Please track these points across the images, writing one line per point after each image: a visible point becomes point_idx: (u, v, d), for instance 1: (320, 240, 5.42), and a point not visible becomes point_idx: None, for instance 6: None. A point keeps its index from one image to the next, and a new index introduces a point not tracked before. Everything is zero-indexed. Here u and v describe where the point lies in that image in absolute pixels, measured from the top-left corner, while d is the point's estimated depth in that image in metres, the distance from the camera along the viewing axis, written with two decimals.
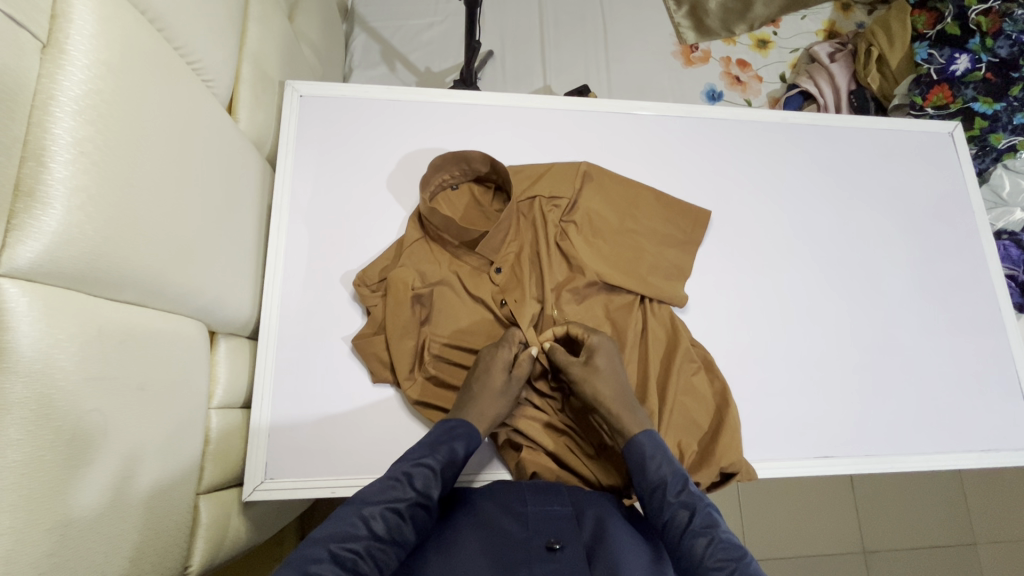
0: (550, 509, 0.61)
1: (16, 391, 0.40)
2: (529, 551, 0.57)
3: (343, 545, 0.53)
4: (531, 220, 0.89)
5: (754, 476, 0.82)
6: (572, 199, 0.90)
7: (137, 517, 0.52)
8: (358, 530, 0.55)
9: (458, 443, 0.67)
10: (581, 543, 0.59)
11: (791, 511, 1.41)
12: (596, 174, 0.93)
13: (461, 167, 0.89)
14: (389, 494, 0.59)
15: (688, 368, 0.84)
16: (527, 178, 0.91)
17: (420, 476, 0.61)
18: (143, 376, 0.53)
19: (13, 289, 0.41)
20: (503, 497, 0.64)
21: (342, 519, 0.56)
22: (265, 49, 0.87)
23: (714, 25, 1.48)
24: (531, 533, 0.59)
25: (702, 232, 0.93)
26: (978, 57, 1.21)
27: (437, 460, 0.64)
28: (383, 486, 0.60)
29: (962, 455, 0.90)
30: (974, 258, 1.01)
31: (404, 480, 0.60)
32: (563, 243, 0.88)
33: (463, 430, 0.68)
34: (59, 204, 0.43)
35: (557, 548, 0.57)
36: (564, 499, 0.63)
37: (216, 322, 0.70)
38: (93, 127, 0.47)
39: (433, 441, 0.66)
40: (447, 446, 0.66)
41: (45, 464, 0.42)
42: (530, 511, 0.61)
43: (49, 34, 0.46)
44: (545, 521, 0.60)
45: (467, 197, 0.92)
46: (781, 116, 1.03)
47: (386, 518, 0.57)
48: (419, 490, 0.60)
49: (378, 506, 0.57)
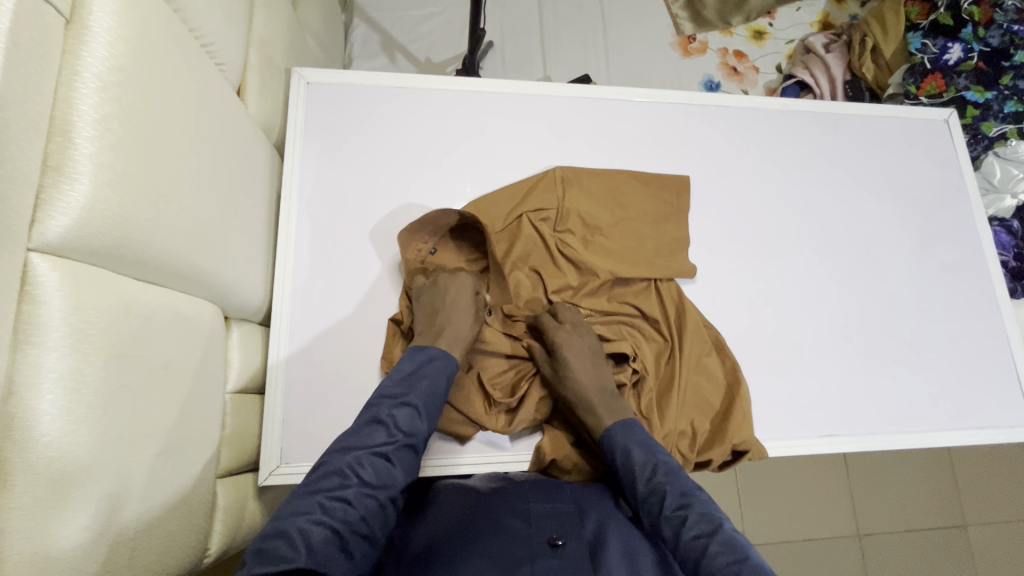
0: (552, 507, 0.65)
1: (51, 365, 0.40)
2: (532, 546, 0.60)
3: (332, 494, 0.57)
4: (525, 238, 0.87)
5: (764, 454, 0.84)
6: (558, 208, 0.89)
7: (164, 496, 0.53)
8: (349, 478, 0.58)
9: (440, 363, 0.71)
10: (582, 540, 0.61)
11: (789, 495, 1.43)
12: (573, 175, 0.92)
13: (428, 232, 0.85)
14: (374, 441, 0.62)
15: (700, 349, 0.86)
16: (499, 203, 0.88)
17: (405, 420, 0.64)
18: (167, 355, 0.53)
19: (45, 263, 0.41)
20: (504, 496, 0.68)
21: (331, 466, 0.59)
22: (272, 36, 0.86)
23: (711, 15, 1.50)
24: (533, 530, 0.62)
25: (687, 200, 0.94)
26: (970, 47, 1.24)
27: (406, 408, 0.65)
28: (368, 429, 0.63)
29: (960, 433, 0.93)
30: (968, 241, 1.04)
31: (387, 424, 0.63)
32: (565, 249, 0.87)
33: (444, 362, 0.71)
34: (86, 179, 0.43)
35: (560, 544, 0.60)
36: (564, 498, 0.68)
37: (229, 306, 0.69)
38: (117, 105, 0.46)
39: (417, 372, 0.69)
40: (427, 380, 0.69)
41: (76, 440, 0.42)
42: (532, 509, 0.65)
43: (72, 11, 0.45)
44: (546, 518, 0.63)
45: (449, 253, 0.87)
46: (783, 103, 1.04)
47: (374, 465, 0.60)
48: (405, 431, 0.64)
49: (365, 453, 0.60)
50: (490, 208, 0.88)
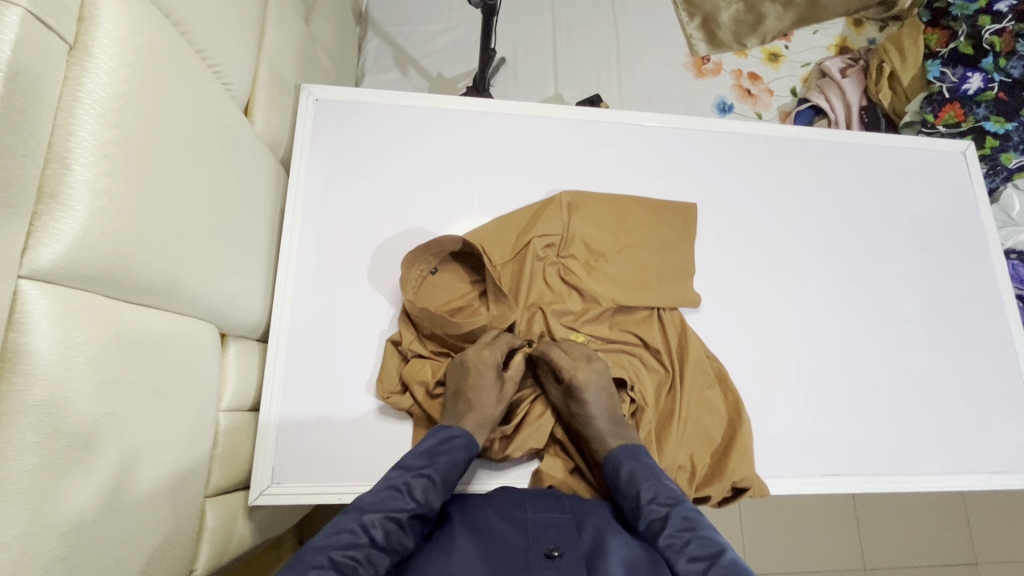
0: (550, 517, 0.64)
1: (35, 394, 0.40)
2: (529, 557, 0.59)
3: (344, 552, 0.55)
4: (528, 265, 0.86)
5: (765, 492, 0.82)
6: (562, 233, 0.88)
7: (150, 520, 0.52)
8: (360, 538, 0.57)
9: (458, 441, 0.70)
10: (579, 551, 0.60)
11: (792, 530, 1.39)
12: (578, 201, 0.91)
13: (432, 253, 0.84)
14: (391, 505, 0.60)
15: (702, 382, 0.84)
16: (499, 228, 0.87)
17: (422, 487, 0.63)
18: (157, 379, 0.53)
19: (35, 290, 0.41)
20: (502, 505, 0.67)
21: (343, 526, 0.58)
22: (282, 53, 0.87)
23: (726, 37, 1.49)
24: (530, 540, 0.61)
25: (694, 228, 0.93)
26: (991, 77, 1.22)
27: (427, 478, 0.64)
28: (384, 494, 0.61)
29: (972, 477, 0.90)
30: (984, 276, 1.01)
31: (405, 490, 0.62)
32: (567, 275, 0.86)
33: (470, 438, 0.71)
34: (81, 206, 0.43)
35: (556, 555, 0.59)
36: (564, 508, 0.66)
37: (227, 324, 0.69)
38: (115, 129, 0.46)
39: (438, 446, 0.68)
40: (453, 455, 0.68)
41: (59, 467, 0.41)
42: (530, 518, 0.64)
43: (76, 37, 0.46)
44: (544, 528, 0.62)
45: (450, 276, 0.87)
46: (795, 131, 1.02)
47: (386, 527, 0.58)
48: (420, 502, 0.62)
49: (380, 514, 0.59)
50: (492, 234, 0.87)
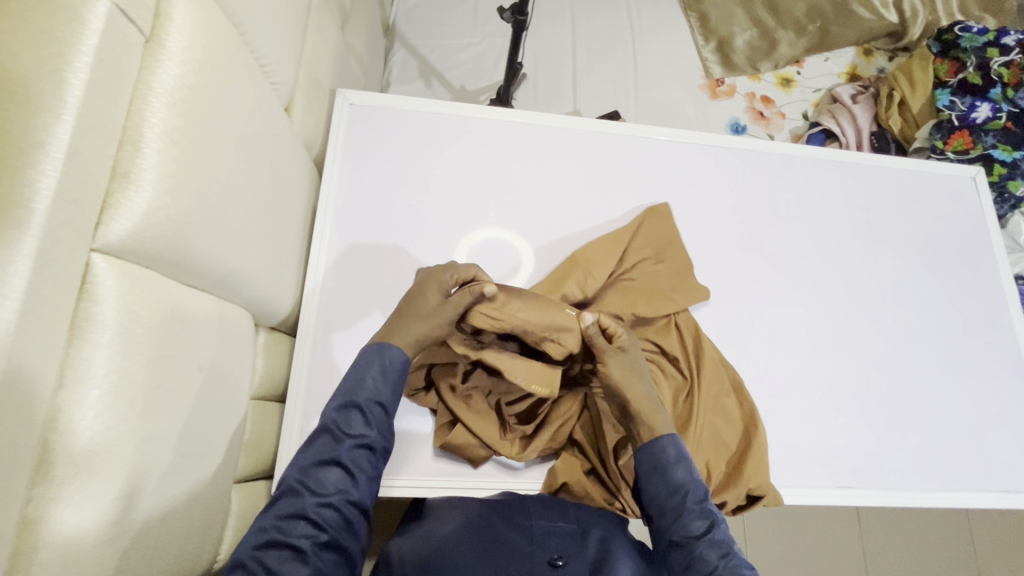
0: (555, 526, 0.63)
1: (100, 360, 0.42)
2: (533, 564, 0.57)
3: (291, 510, 0.57)
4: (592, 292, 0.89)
5: (779, 502, 0.83)
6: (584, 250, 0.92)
7: (189, 497, 0.54)
8: (304, 491, 0.58)
9: (380, 363, 0.68)
10: (583, 561, 0.58)
11: (795, 547, 1.38)
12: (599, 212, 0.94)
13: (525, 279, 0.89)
14: (324, 451, 0.61)
15: (718, 391, 0.86)
16: (549, 285, 0.89)
17: (349, 422, 0.63)
18: (202, 359, 0.55)
19: (104, 263, 0.43)
20: (507, 513, 0.66)
21: (285, 483, 0.59)
22: (320, 59, 0.91)
23: (740, 61, 1.54)
24: (536, 547, 0.59)
25: None
26: (998, 106, 1.27)
27: (356, 412, 0.64)
28: (318, 442, 0.62)
29: (983, 495, 0.91)
30: (995, 298, 1.04)
31: (334, 432, 0.62)
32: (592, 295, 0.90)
33: (393, 353, 0.69)
34: (149, 187, 0.46)
35: (560, 564, 0.57)
36: (569, 518, 0.65)
37: (260, 314, 0.71)
38: (182, 117, 0.49)
39: (358, 372, 0.68)
40: (375, 378, 0.67)
41: (118, 435, 0.43)
42: (535, 526, 0.62)
43: (152, 30, 0.49)
44: (549, 537, 0.61)
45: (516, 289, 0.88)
46: (810, 151, 1.05)
47: (325, 472, 0.59)
48: (353, 436, 0.62)
49: (314, 461, 0.60)
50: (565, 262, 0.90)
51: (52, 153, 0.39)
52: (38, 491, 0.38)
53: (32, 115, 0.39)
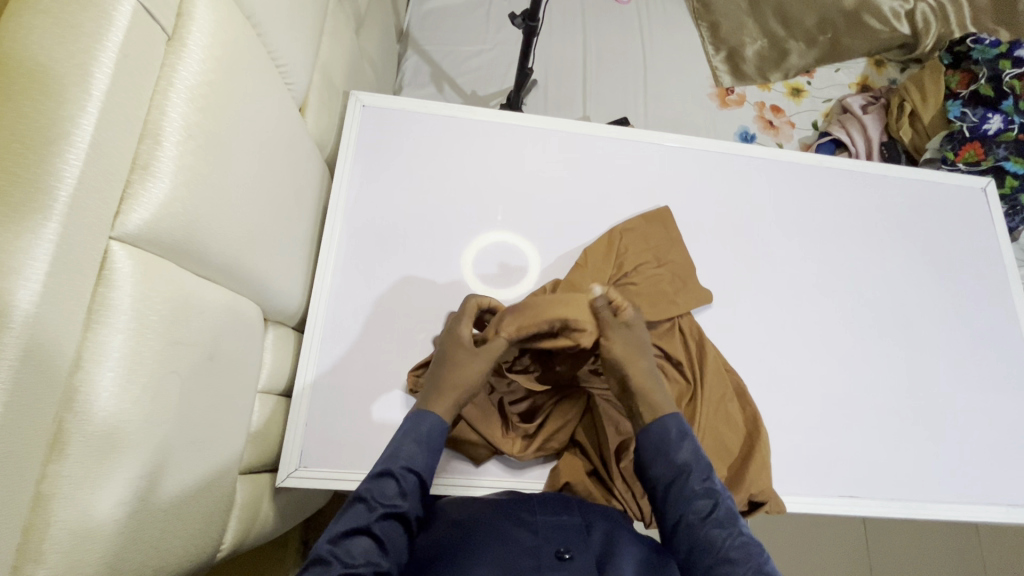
0: (559, 520, 0.60)
1: (115, 343, 0.43)
2: (539, 559, 0.55)
3: None
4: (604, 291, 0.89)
5: (782, 508, 0.83)
6: (599, 252, 0.91)
7: (196, 483, 0.55)
8: (331, 563, 0.53)
9: (421, 430, 0.66)
10: (591, 554, 0.56)
11: (800, 557, 1.37)
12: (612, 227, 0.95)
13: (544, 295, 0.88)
14: (355, 520, 0.57)
15: (723, 397, 0.85)
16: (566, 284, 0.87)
17: (382, 489, 0.60)
18: (212, 348, 0.56)
19: (122, 252, 0.45)
20: (509, 507, 0.63)
21: (313, 555, 0.54)
22: (334, 62, 0.93)
23: (750, 70, 1.54)
24: (541, 541, 0.57)
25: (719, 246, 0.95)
26: (1011, 118, 1.25)
27: (391, 479, 0.61)
28: (349, 511, 0.58)
29: (991, 508, 0.90)
30: (1005, 310, 1.03)
31: (365, 499, 0.59)
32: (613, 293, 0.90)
33: (433, 418, 0.67)
34: (166, 179, 0.47)
35: (568, 557, 0.55)
36: (573, 511, 0.63)
37: (269, 308, 0.73)
38: (200, 113, 0.51)
39: (398, 437, 0.66)
40: (414, 445, 0.64)
41: (128, 417, 0.44)
42: (539, 521, 0.60)
43: (174, 29, 0.50)
44: (554, 531, 0.59)
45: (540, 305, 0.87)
46: (818, 159, 1.06)
47: (356, 545, 0.55)
48: (386, 505, 0.58)
49: (344, 530, 0.56)
50: (589, 265, 0.90)
51: (76, 143, 0.40)
52: (50, 468, 0.39)
53: (60, 106, 0.40)
